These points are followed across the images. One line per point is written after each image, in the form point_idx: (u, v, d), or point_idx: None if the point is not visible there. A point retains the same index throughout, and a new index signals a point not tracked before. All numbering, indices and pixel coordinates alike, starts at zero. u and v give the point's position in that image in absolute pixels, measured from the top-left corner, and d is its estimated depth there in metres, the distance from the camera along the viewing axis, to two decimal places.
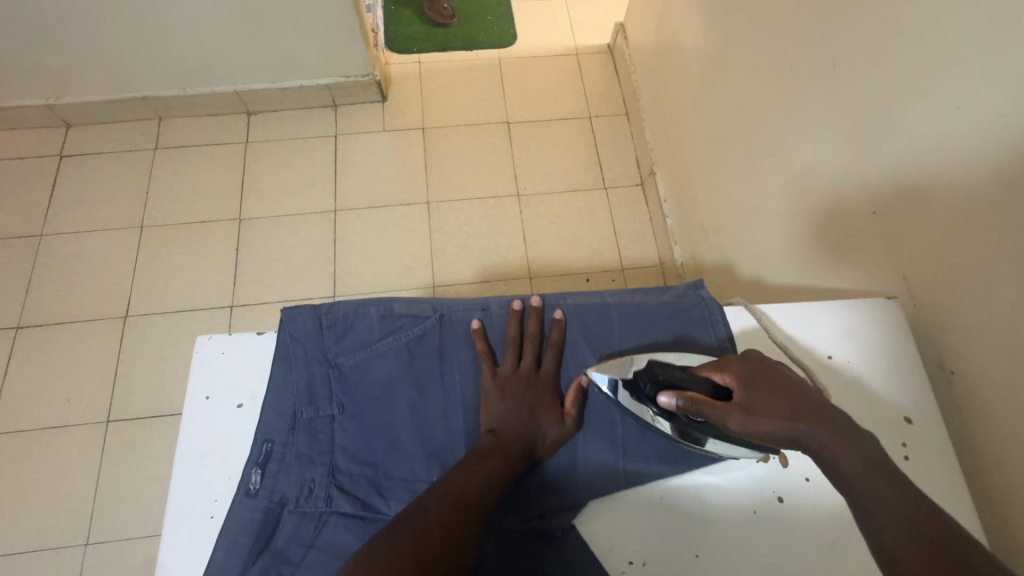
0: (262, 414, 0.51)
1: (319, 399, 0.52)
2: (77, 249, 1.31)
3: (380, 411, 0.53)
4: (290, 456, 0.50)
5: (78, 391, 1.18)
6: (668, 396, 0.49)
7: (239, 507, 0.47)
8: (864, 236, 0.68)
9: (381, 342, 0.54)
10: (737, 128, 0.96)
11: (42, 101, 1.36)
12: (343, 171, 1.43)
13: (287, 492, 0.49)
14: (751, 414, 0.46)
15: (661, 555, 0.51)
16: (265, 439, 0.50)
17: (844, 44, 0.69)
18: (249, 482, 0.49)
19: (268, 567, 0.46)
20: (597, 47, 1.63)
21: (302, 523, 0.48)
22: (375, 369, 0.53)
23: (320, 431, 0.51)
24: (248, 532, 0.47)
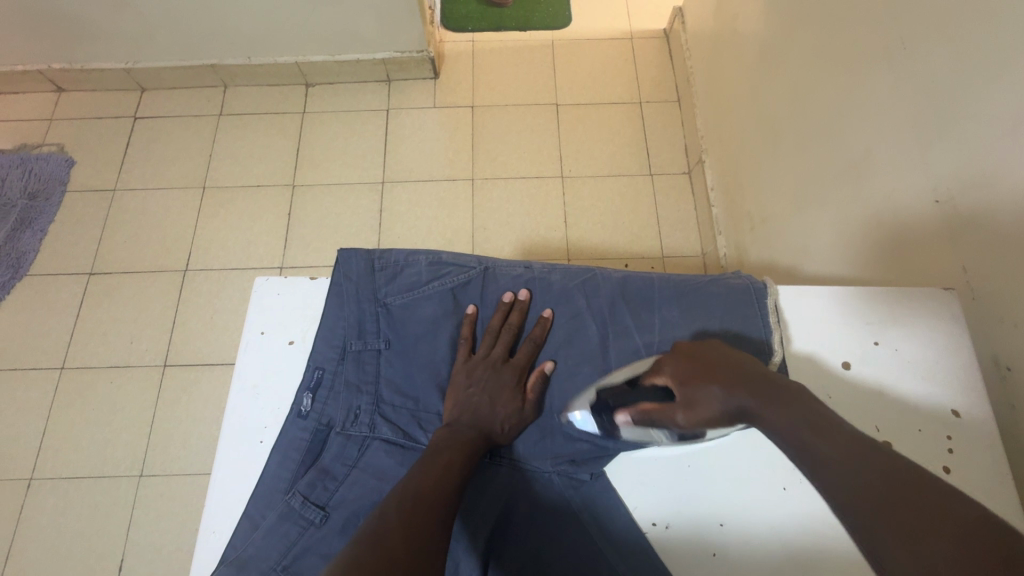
0: (315, 343, 0.54)
1: (368, 334, 0.55)
2: (145, 205, 1.40)
3: (424, 351, 0.56)
4: (338, 384, 0.53)
5: (139, 335, 1.27)
6: (622, 415, 0.53)
7: (292, 425, 0.51)
8: (923, 225, 0.65)
9: (428, 286, 0.57)
10: (794, 115, 0.93)
11: (120, 65, 1.45)
12: (393, 145, 1.46)
13: (335, 416, 0.52)
14: (691, 406, 0.50)
15: (686, 520, 0.52)
16: (316, 367, 0.53)
17: (917, 23, 0.66)
18: (301, 405, 0.52)
19: (315, 481, 0.49)
20: (653, 31, 1.60)
21: (347, 445, 0.51)
22: (421, 311, 0.56)
23: (368, 363, 0.54)
24: (299, 449, 0.50)
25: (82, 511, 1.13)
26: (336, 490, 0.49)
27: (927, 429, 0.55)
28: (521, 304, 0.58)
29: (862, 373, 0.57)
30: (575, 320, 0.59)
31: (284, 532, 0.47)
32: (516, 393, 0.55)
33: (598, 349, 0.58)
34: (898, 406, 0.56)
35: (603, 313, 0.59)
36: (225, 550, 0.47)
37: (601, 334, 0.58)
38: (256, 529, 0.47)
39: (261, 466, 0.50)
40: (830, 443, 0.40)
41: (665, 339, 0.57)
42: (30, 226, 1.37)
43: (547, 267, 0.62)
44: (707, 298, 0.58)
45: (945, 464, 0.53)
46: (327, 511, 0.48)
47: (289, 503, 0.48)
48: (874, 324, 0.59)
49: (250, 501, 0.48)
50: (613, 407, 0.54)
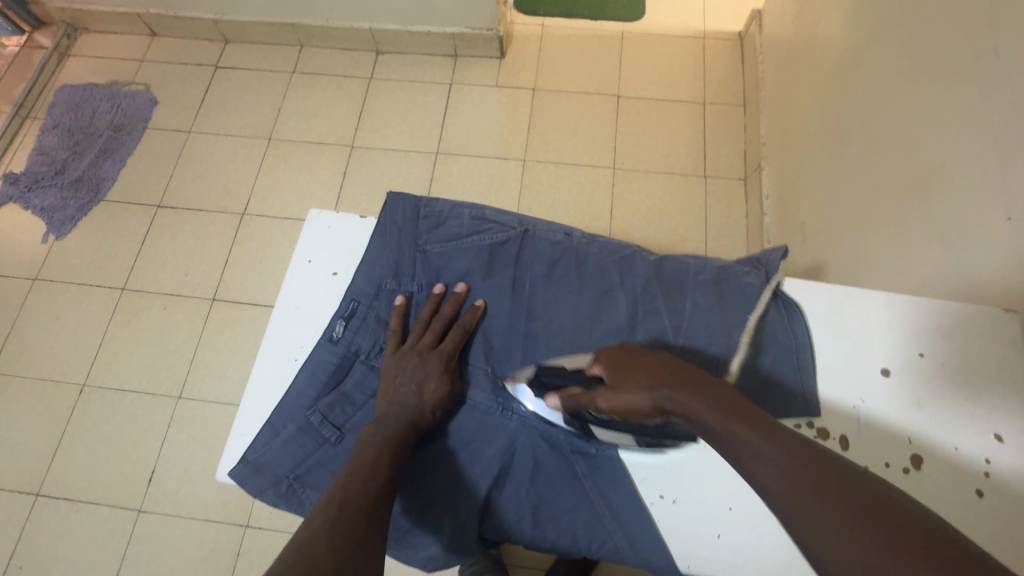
0: (354, 277, 0.56)
1: (404, 276, 0.57)
2: (214, 149, 1.48)
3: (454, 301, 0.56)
4: (371, 317, 0.55)
5: (194, 269, 1.35)
6: (553, 399, 0.48)
7: (321, 347, 0.53)
8: (991, 244, 0.62)
9: (467, 240, 0.57)
10: (867, 123, 0.89)
11: (209, 15, 1.53)
12: (451, 119, 1.49)
13: (363, 346, 0.54)
14: (615, 392, 0.44)
15: (694, 498, 0.48)
16: (352, 298, 0.55)
17: (1013, 32, 0.62)
18: (333, 330, 0.54)
19: (335, 402, 0.52)
20: (727, 33, 1.56)
21: (370, 375, 0.53)
22: (457, 262, 0.57)
23: (400, 303, 0.56)
24: (325, 370, 0.52)
25: (123, 422, 1.21)
26: (354, 414, 0.52)
27: (965, 449, 0.50)
28: (454, 295, 0.56)
29: (900, 383, 0.54)
30: (605, 294, 0.55)
31: (301, 443, 0.50)
32: (442, 380, 0.51)
33: (625, 325, 0.54)
34: (936, 422, 0.52)
35: (635, 289, 0.55)
36: (247, 451, 0.50)
37: (630, 310, 0.54)
38: (277, 436, 0.50)
39: (290, 381, 0.53)
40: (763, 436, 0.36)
41: (697, 325, 0.53)
42: (112, 155, 1.47)
43: (589, 236, 0.58)
44: (746, 292, 0.55)
45: (979, 488, 0.49)
46: (342, 432, 0.51)
47: (308, 419, 0.50)
48: (922, 334, 0.55)
49: (275, 410, 0.51)
50: (545, 384, 0.49)
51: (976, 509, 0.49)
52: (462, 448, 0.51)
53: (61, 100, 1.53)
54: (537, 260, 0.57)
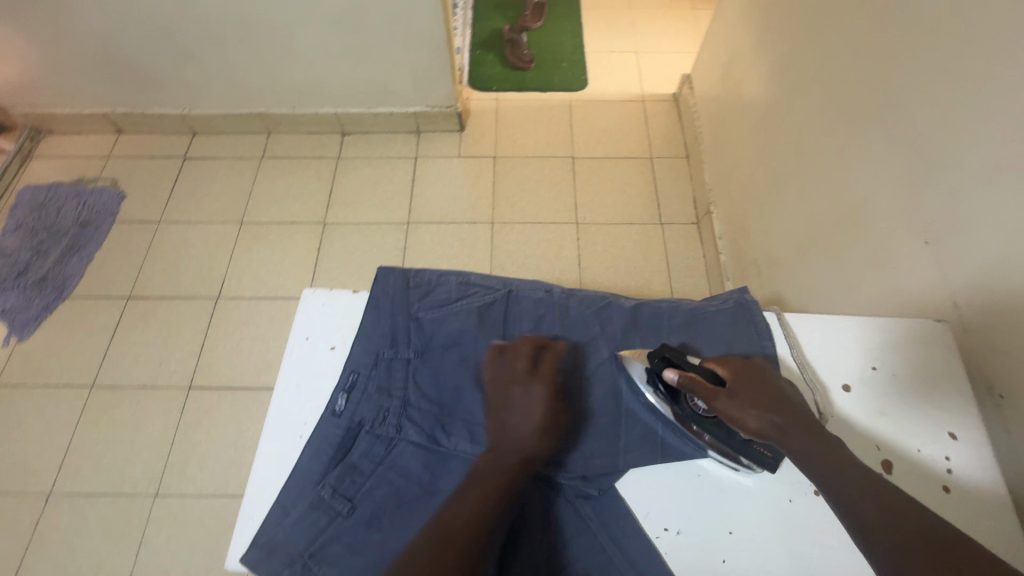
0: (352, 349, 0.59)
1: (399, 344, 0.59)
2: (185, 236, 1.50)
3: (451, 360, 0.58)
4: (371, 387, 0.57)
5: (168, 357, 1.32)
6: (670, 372, 0.53)
7: (326, 422, 0.55)
8: (915, 264, 0.70)
9: (456, 304, 0.61)
10: (797, 167, 1.00)
11: (177, 111, 1.60)
12: (419, 189, 1.57)
13: (366, 416, 0.55)
14: (734, 398, 0.50)
15: (698, 527, 0.51)
16: (352, 370, 0.58)
17: (900, 87, 0.75)
18: (336, 404, 0.56)
19: (343, 474, 0.52)
20: (663, 95, 1.73)
21: (375, 443, 0.54)
22: (448, 325, 0.60)
23: (397, 370, 0.58)
24: (331, 444, 0.54)
25: (95, 530, 1.14)
26: (363, 485, 0.52)
27: (927, 449, 0.56)
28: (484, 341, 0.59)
29: (859, 397, 0.59)
30: (589, 343, 0.59)
31: (313, 520, 0.50)
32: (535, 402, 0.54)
33: (610, 372, 0.58)
34: (897, 427, 0.57)
35: (616, 336, 0.60)
36: (258, 535, 0.50)
37: (614, 357, 0.59)
38: (288, 515, 0.51)
39: (296, 459, 0.54)
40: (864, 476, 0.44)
41: None
42: (79, 251, 1.46)
43: (569, 290, 0.63)
44: (715, 328, 0.60)
45: (945, 484, 0.54)
46: (354, 503, 0.51)
47: (319, 493, 0.51)
48: (871, 350, 0.62)
49: (284, 489, 0.52)
50: (668, 359, 0.54)
51: (946, 504, 0.53)
52: None
53: (24, 201, 1.53)
54: (524, 317, 0.61)
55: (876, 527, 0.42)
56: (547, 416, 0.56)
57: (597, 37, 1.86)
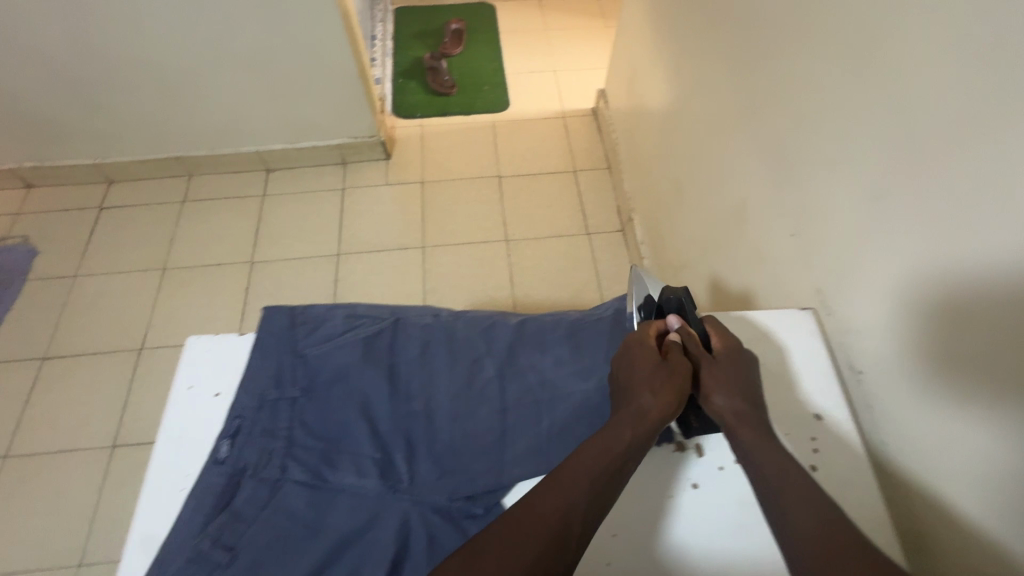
0: (237, 394, 0.58)
1: (285, 383, 0.59)
2: (104, 288, 1.45)
3: (338, 394, 0.58)
4: (256, 430, 0.56)
5: (89, 417, 1.27)
6: (675, 319, 0.58)
7: (208, 471, 0.54)
8: (786, 255, 0.75)
9: (342, 337, 0.61)
10: (693, 172, 1.05)
11: (89, 161, 1.55)
12: (348, 220, 1.57)
13: (249, 460, 0.55)
14: (714, 367, 0.53)
15: (631, 530, 0.52)
16: (236, 415, 0.57)
17: (759, 93, 0.80)
18: (219, 451, 0.55)
19: (224, 523, 0.51)
20: (582, 111, 1.79)
21: (259, 488, 0.53)
22: (334, 358, 0.60)
23: (282, 411, 0.57)
24: (213, 493, 0.53)
25: None
26: (246, 532, 0.51)
27: (795, 433, 0.59)
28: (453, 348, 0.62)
29: None
30: (474, 363, 0.61)
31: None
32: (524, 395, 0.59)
33: (496, 389, 0.59)
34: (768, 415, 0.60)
35: (501, 354, 0.61)
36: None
37: (499, 374, 0.60)
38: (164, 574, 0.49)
39: (177, 513, 0.53)
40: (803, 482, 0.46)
41: (558, 378, 0.60)
42: None
43: (456, 313, 0.65)
44: (596, 337, 0.62)
45: (812, 464, 0.57)
46: (235, 552, 0.50)
47: (198, 546, 0.50)
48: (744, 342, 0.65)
49: (162, 546, 0.51)
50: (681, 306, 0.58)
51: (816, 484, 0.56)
52: (358, 538, 0.51)
53: None
54: (411, 343, 0.61)
55: (803, 529, 0.43)
56: (434, 440, 0.56)
57: (517, 59, 1.92)
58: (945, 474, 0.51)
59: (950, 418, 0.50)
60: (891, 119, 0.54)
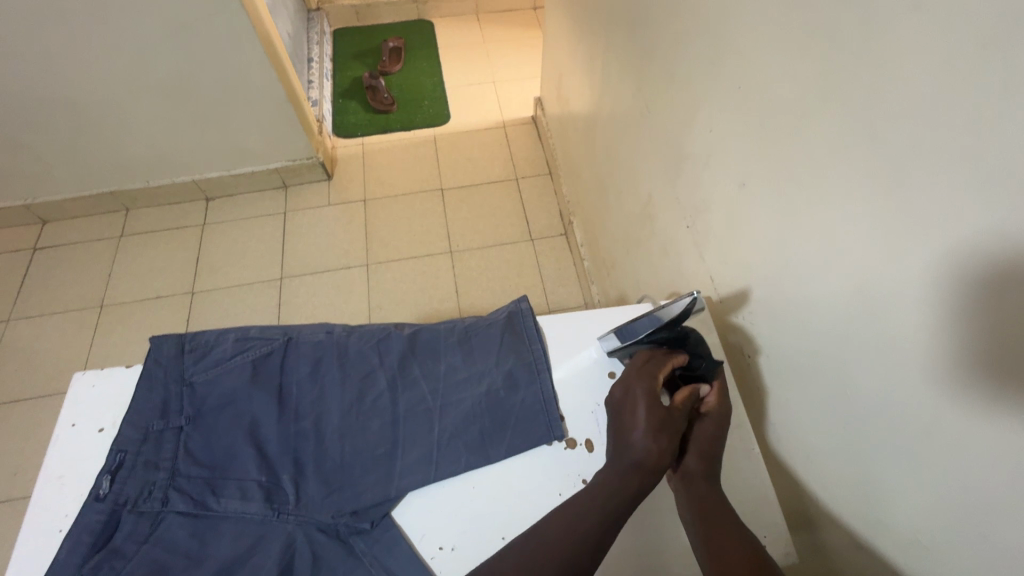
0: (119, 427, 0.57)
1: (171, 412, 0.57)
2: (39, 331, 1.41)
3: (225, 420, 0.57)
4: (139, 463, 0.54)
5: (23, 463, 1.23)
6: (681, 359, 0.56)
7: (86, 509, 0.51)
8: (685, 247, 0.77)
9: (231, 361, 0.60)
10: (612, 172, 1.07)
11: (19, 202, 1.52)
12: (291, 243, 1.56)
13: (130, 494, 0.53)
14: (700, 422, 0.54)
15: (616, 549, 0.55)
16: (119, 449, 0.55)
17: (652, 92, 0.82)
18: (99, 488, 0.52)
19: (101, 562, 0.49)
20: (522, 119, 1.81)
21: (138, 524, 0.52)
22: (222, 383, 0.59)
23: (167, 442, 0.56)
24: (90, 532, 0.50)
25: None
26: (123, 570, 0.49)
27: None
28: (342, 362, 0.61)
29: None
30: (366, 377, 0.60)
31: None
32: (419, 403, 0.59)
33: (387, 402, 0.59)
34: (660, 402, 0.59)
35: (393, 366, 0.61)
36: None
37: (391, 387, 0.60)
38: None
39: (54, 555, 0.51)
40: (741, 550, 0.46)
41: (449, 385, 0.60)
42: None
43: (350, 328, 0.64)
44: (488, 342, 0.62)
45: None
46: None
47: None
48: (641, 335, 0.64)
49: None
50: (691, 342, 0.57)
51: None
52: (240, 565, 0.50)
53: None
54: (301, 363, 0.61)
55: None
56: (322, 459, 0.56)
57: (456, 72, 1.94)
58: (823, 449, 0.54)
59: (820, 396, 0.53)
60: (749, 116, 0.58)
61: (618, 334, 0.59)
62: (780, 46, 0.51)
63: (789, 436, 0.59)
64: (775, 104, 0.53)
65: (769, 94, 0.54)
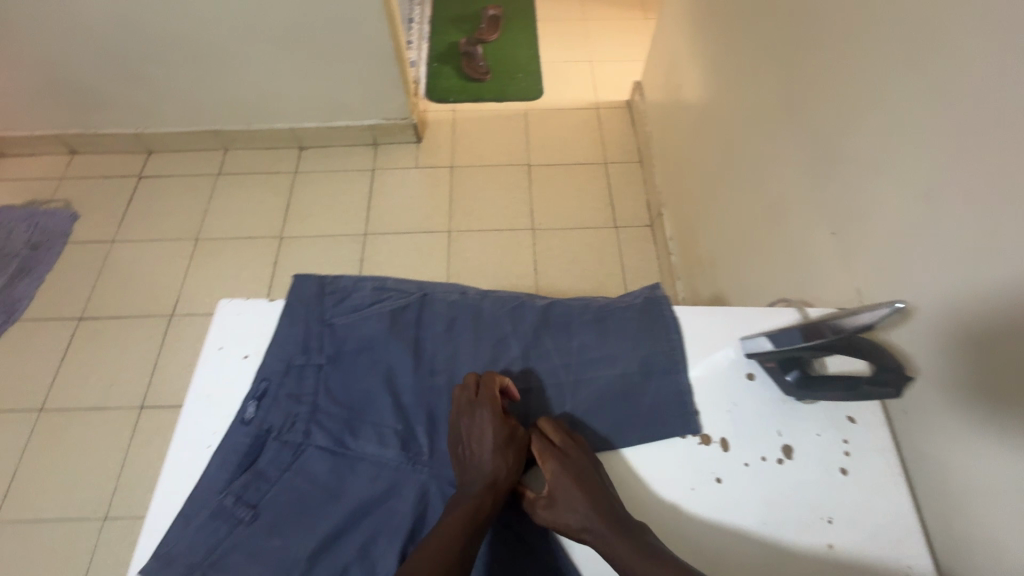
0: (264, 357, 0.59)
1: (312, 350, 0.59)
2: (139, 255, 1.49)
3: (364, 362, 0.59)
4: (282, 394, 0.57)
5: (119, 376, 1.31)
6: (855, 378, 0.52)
7: (234, 430, 0.54)
8: (824, 253, 0.72)
9: (369, 308, 0.62)
10: (728, 167, 1.03)
11: (130, 130, 1.59)
12: (377, 200, 1.58)
13: (274, 422, 0.55)
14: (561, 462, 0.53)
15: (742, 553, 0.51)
16: (264, 378, 0.57)
17: (805, 87, 0.77)
18: (245, 412, 0.56)
19: (248, 481, 0.52)
20: (616, 102, 1.76)
21: (281, 451, 0.54)
22: (361, 329, 0.60)
23: (308, 377, 0.58)
24: (238, 452, 0.53)
25: (42, 555, 1.11)
26: (268, 492, 0.52)
27: (826, 434, 0.56)
28: (476, 323, 0.61)
29: (765, 382, 0.58)
30: (500, 342, 0.60)
31: (214, 529, 0.50)
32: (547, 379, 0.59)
33: (519, 370, 0.59)
34: (798, 410, 0.57)
35: (527, 334, 0.61)
36: (159, 545, 0.50)
37: (523, 355, 0.60)
38: (190, 524, 0.50)
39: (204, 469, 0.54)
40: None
41: (582, 362, 0.59)
42: (29, 274, 1.44)
43: (482, 292, 0.65)
44: (624, 325, 0.61)
45: (842, 466, 0.54)
46: (257, 510, 0.51)
47: (222, 501, 0.51)
48: None
49: (188, 500, 0.52)
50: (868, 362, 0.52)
51: (842, 487, 0.53)
52: (377, 506, 0.52)
53: None
54: (437, 319, 0.61)
55: None
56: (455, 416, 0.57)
57: (552, 48, 1.90)
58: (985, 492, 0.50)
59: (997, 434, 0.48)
60: (947, 125, 0.53)
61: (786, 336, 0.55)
62: (1011, 48, 0.46)
63: (937, 469, 0.54)
64: (992, 113, 0.48)
65: (982, 100, 0.49)
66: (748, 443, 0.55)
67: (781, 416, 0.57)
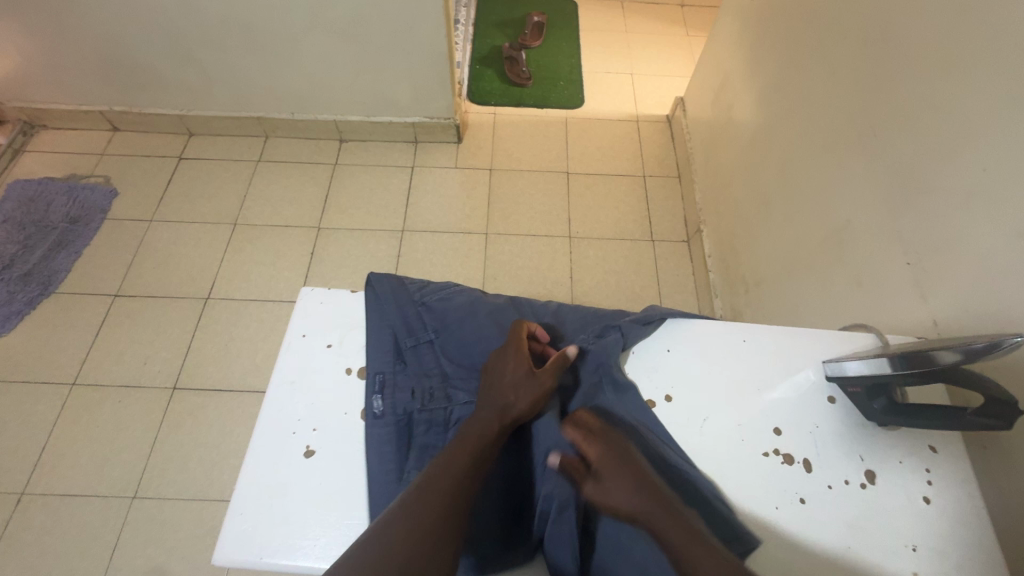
0: (366, 356, 0.60)
1: (415, 331, 0.63)
2: (176, 236, 1.49)
3: (468, 332, 0.64)
4: (402, 376, 0.60)
5: (153, 355, 1.31)
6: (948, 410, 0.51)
7: (374, 426, 0.55)
8: (895, 281, 0.73)
9: (456, 293, 0.68)
10: (784, 189, 1.04)
11: (174, 112, 1.60)
12: (415, 198, 1.58)
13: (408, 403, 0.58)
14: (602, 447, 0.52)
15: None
16: (377, 372, 0.59)
17: (880, 115, 0.78)
18: (374, 407, 0.57)
19: (421, 454, 0.56)
20: (656, 117, 1.78)
21: (432, 420, 0.58)
22: (455, 305, 0.66)
23: (426, 355, 0.62)
24: (388, 442, 0.55)
25: (68, 531, 1.11)
26: None
27: (908, 462, 0.56)
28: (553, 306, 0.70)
29: (847, 406, 0.59)
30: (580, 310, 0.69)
31: None
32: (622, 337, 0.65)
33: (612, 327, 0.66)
34: (878, 435, 0.57)
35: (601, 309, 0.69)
36: None
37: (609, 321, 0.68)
38: None
39: (291, 455, 0.55)
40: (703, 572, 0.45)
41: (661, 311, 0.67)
42: (66, 247, 1.44)
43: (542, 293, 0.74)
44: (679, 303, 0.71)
45: (925, 495, 0.54)
46: None
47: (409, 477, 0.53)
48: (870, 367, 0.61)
49: (370, 500, 0.52)
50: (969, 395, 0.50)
51: (927, 517, 0.53)
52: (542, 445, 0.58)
53: (14, 194, 1.50)
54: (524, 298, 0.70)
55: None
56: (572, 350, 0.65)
57: (594, 58, 1.91)
58: None
59: None
60: None
61: (890, 361, 0.52)
62: None
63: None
64: None
65: None
66: (831, 466, 0.56)
67: (862, 442, 0.57)
